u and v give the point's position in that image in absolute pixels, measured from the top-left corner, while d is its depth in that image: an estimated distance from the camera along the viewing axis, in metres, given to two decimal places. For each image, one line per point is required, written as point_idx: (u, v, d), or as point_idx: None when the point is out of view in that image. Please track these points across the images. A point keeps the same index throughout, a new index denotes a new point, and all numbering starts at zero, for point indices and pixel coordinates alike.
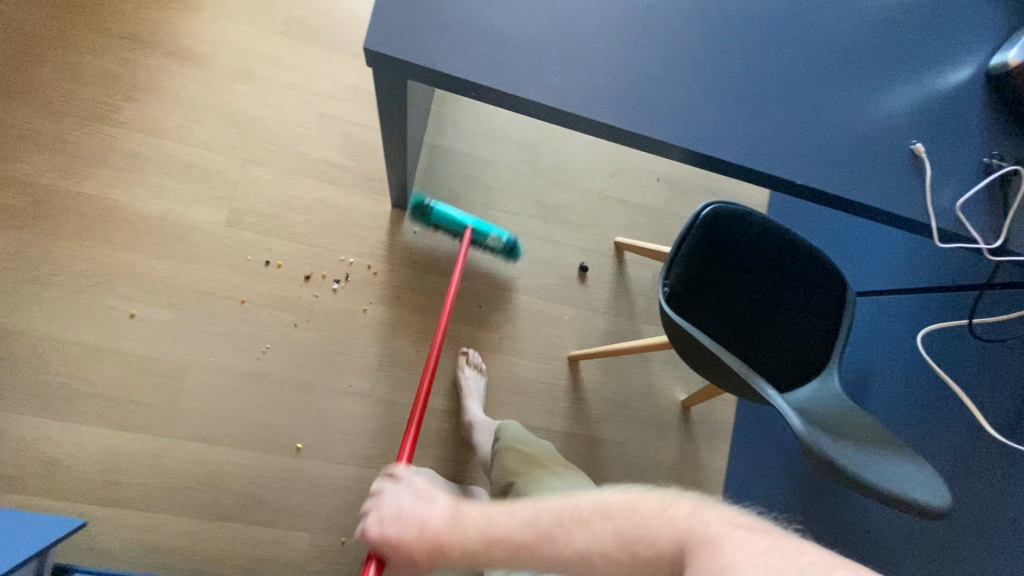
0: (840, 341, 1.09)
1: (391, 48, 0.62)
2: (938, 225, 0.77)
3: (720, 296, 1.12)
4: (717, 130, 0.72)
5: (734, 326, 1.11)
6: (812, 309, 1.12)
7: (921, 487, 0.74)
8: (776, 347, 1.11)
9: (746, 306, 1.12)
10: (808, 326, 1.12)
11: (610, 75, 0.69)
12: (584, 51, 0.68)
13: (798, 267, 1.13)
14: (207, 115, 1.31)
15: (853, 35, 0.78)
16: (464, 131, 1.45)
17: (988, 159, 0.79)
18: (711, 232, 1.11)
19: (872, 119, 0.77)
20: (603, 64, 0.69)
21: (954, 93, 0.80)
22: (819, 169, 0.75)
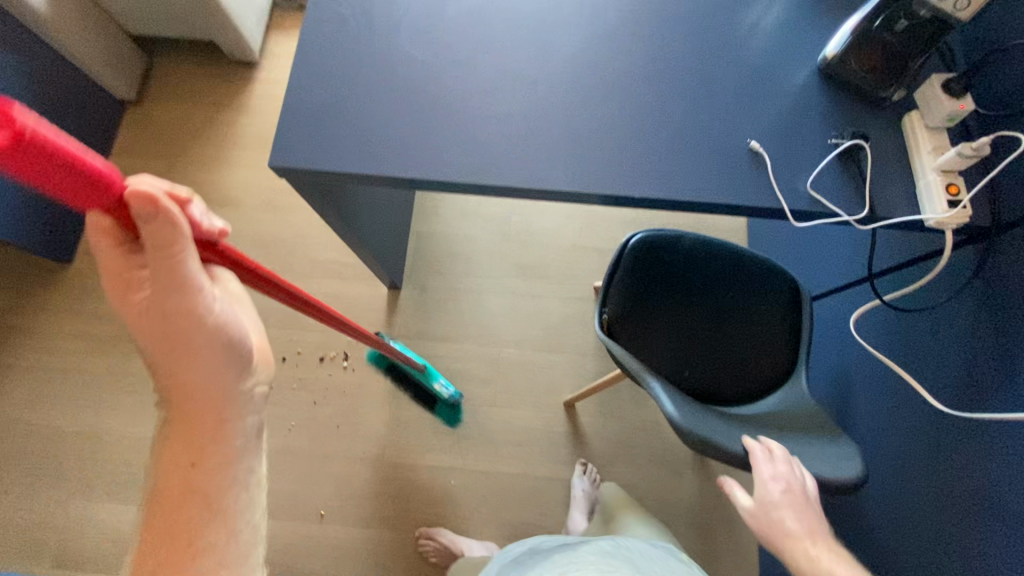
0: (802, 354, 1.10)
1: (290, 163, 0.87)
2: (791, 208, 0.81)
3: (665, 319, 1.14)
4: (551, 166, 0.86)
5: (685, 345, 1.13)
6: (764, 321, 1.13)
7: (825, 465, 0.74)
8: (731, 360, 1.12)
9: (693, 325, 1.14)
10: (763, 333, 1.13)
11: (454, 145, 0.87)
12: (432, 135, 0.88)
13: (742, 278, 1.15)
14: (242, 243, 1.65)
15: (677, 71, 0.89)
16: (442, 217, 1.68)
17: (828, 140, 0.83)
18: (643, 258, 1.15)
19: (704, 129, 0.85)
20: (447, 137, 0.88)
21: (794, 92, 0.86)
22: (654, 181, 0.84)
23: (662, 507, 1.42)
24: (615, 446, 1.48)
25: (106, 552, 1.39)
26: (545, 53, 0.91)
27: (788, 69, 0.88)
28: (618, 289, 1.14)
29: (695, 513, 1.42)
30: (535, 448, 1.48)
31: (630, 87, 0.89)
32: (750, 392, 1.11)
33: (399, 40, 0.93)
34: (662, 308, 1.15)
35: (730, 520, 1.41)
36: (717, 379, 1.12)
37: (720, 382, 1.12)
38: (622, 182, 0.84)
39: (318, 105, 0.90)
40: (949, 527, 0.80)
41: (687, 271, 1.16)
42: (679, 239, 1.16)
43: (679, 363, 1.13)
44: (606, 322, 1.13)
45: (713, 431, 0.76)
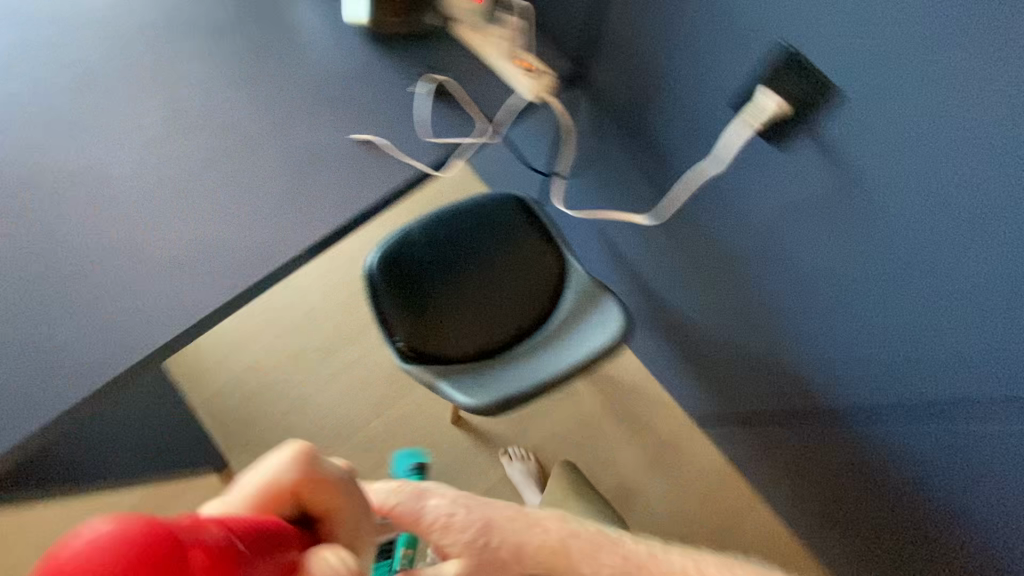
0: (558, 244, 1.19)
1: None
2: (429, 164, 0.82)
3: (449, 303, 1.14)
4: (202, 288, 0.74)
5: (480, 309, 1.15)
6: (516, 241, 1.18)
7: (594, 335, 1.07)
8: (521, 290, 1.17)
9: (473, 288, 1.15)
10: (527, 254, 1.18)
11: (90, 337, 0.69)
12: (54, 347, 0.68)
13: (475, 222, 1.18)
14: None
15: (253, 113, 0.82)
16: (210, 373, 1.48)
17: (411, 89, 0.84)
18: (392, 274, 1.11)
19: (316, 150, 0.81)
20: (60, 349, 0.68)
21: (360, 68, 0.86)
22: (310, 225, 0.78)
23: (584, 429, 1.50)
24: (515, 417, 1.50)
25: None
26: (101, 190, 0.76)
27: (339, 52, 0.86)
28: (392, 314, 1.10)
29: (607, 409, 1.52)
30: (458, 478, 1.43)
31: (216, 161, 0.79)
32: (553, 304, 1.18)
33: None
34: (438, 297, 1.13)
35: (632, 390, 1.53)
36: (523, 316, 1.17)
37: (527, 316, 1.17)
38: (284, 250, 0.76)
39: None
40: (728, 280, 1.05)
41: (432, 251, 1.15)
42: (403, 233, 1.15)
43: (488, 327, 1.15)
44: (406, 349, 1.09)
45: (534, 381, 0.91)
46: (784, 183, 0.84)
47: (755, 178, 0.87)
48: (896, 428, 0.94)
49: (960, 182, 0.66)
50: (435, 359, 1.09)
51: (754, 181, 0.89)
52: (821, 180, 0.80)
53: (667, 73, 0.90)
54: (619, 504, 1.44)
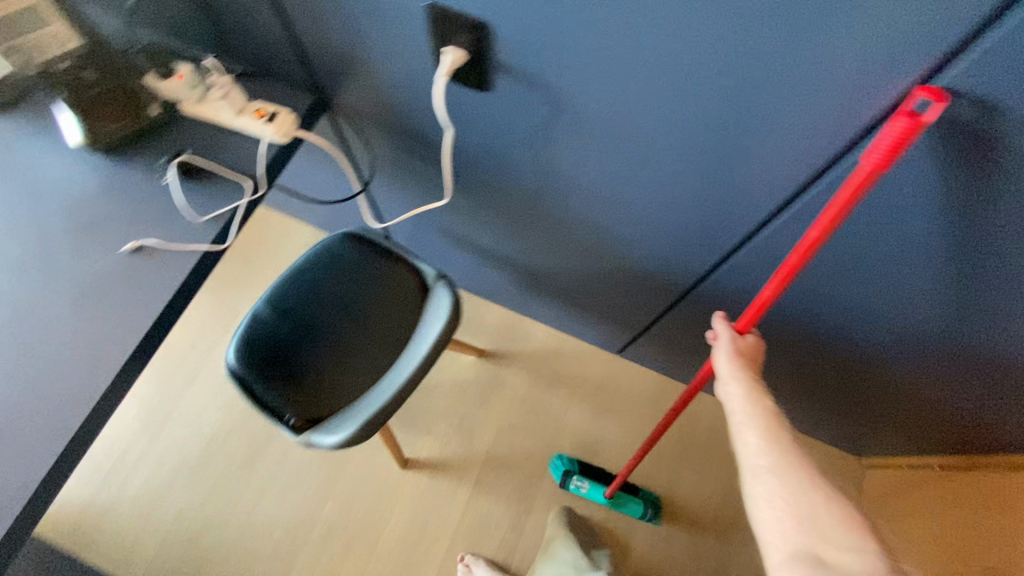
0: (402, 254, 1.18)
1: None
2: (210, 241, 0.80)
3: (325, 360, 1.11)
4: (16, 474, 0.68)
5: (358, 350, 1.13)
6: (363, 272, 1.17)
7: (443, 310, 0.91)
8: (386, 311, 1.15)
9: (343, 335, 1.13)
10: (374, 280, 1.17)
11: None
12: None
13: (317, 276, 1.17)
14: None
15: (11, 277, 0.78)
16: (131, 545, 1.35)
17: (162, 180, 0.83)
18: (257, 357, 1.10)
19: (89, 282, 0.78)
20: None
21: (106, 183, 0.83)
22: (111, 357, 0.74)
23: (527, 409, 1.51)
24: (461, 431, 1.49)
25: None
26: None
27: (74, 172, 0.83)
28: (273, 399, 1.07)
29: (539, 382, 1.54)
30: (431, 516, 1.40)
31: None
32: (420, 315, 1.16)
33: None
34: (313, 361, 1.11)
35: (554, 354, 1.57)
36: (396, 338, 1.14)
37: (401, 338, 1.14)
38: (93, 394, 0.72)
39: None
40: (540, 224, 1.01)
41: (288, 322, 1.13)
42: (253, 321, 1.13)
43: (372, 361, 1.13)
44: (295, 422, 1.06)
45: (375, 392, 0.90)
46: (504, 123, 0.78)
47: (493, 127, 0.80)
48: (744, 287, 0.90)
49: (620, 61, 0.61)
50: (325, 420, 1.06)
51: (495, 142, 0.83)
52: (546, 107, 0.72)
53: (355, 64, 0.82)
54: (587, 459, 1.47)
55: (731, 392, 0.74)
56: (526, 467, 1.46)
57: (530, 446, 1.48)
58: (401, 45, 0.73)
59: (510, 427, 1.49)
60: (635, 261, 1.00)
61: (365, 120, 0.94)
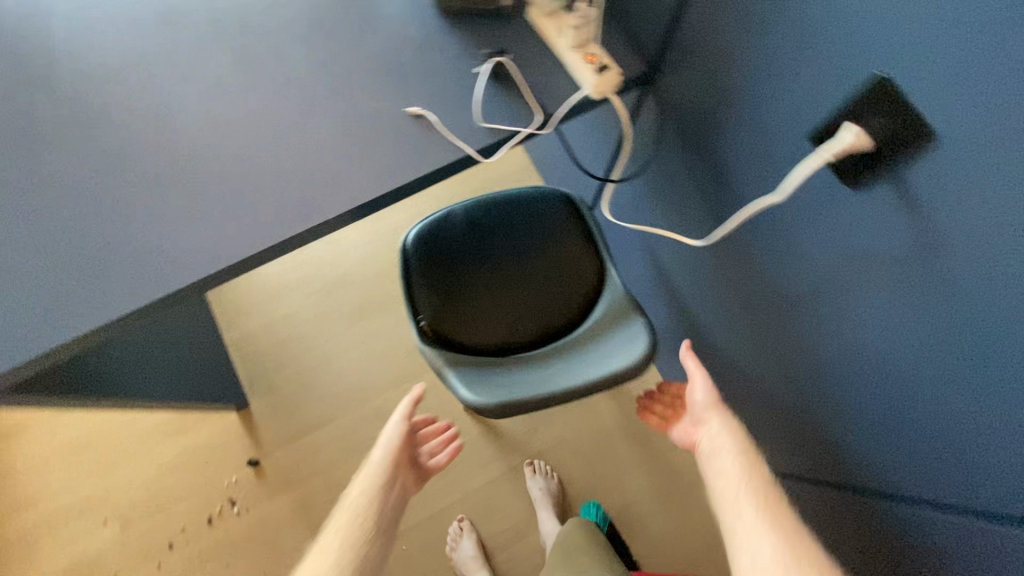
0: (604, 250, 1.14)
1: None
2: (475, 150, 0.78)
3: (481, 292, 1.12)
4: (226, 240, 0.74)
5: (513, 305, 1.12)
6: (560, 242, 1.15)
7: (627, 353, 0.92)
8: (558, 289, 1.13)
9: (508, 282, 1.13)
10: (565, 256, 1.14)
11: (116, 271, 0.72)
12: (85, 268, 0.72)
13: (521, 217, 1.15)
14: (53, 461, 1.42)
15: (314, 75, 0.82)
16: (249, 313, 1.54)
17: (474, 68, 0.82)
18: (430, 253, 1.11)
19: (366, 118, 0.80)
20: (102, 267, 0.72)
21: (427, 42, 0.83)
22: (345, 193, 0.77)
23: (599, 444, 1.45)
24: (530, 418, 1.47)
25: None
26: (162, 127, 0.79)
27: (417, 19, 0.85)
28: (421, 294, 1.09)
29: (625, 430, 1.46)
30: (461, 466, 1.42)
31: (276, 109, 0.80)
32: (580, 313, 1.13)
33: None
34: (471, 287, 1.12)
35: None
36: (549, 319, 1.12)
37: (552, 321, 1.12)
38: (314, 216, 0.76)
39: None
40: (768, 321, 0.91)
41: (473, 240, 1.14)
42: (446, 218, 1.14)
43: (516, 322, 1.12)
44: (426, 330, 1.08)
45: (535, 387, 0.93)
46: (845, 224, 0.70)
47: (827, 218, 0.72)
48: (944, 545, 0.76)
49: None
50: (451, 347, 1.07)
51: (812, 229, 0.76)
52: (907, 243, 0.63)
53: (727, 81, 0.76)
54: (620, 528, 1.39)
55: (723, 458, 0.78)
56: (563, 490, 1.42)
57: (578, 476, 1.43)
58: (806, 87, 0.66)
59: (573, 447, 1.45)
60: (841, 421, 0.87)
61: (682, 126, 0.88)
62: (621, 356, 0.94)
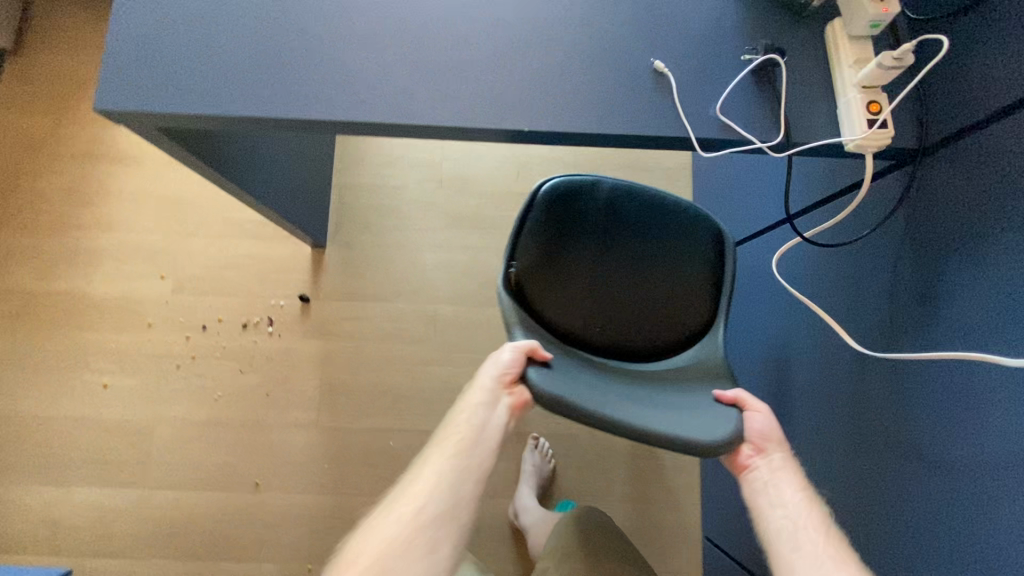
0: (727, 312, 0.98)
1: (113, 100, 0.72)
2: (696, 136, 0.71)
3: (583, 279, 0.98)
4: (419, 99, 0.72)
5: (605, 312, 0.98)
6: (691, 280, 0.99)
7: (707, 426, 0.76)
8: (659, 325, 0.98)
9: (615, 286, 0.99)
10: (684, 289, 0.99)
11: (313, 78, 0.73)
12: (290, 62, 0.73)
13: (666, 231, 1.00)
14: (146, 202, 1.50)
15: None
16: (366, 168, 1.55)
17: (739, 55, 0.74)
18: (558, 207, 0.98)
19: (604, 50, 0.74)
20: (304, 68, 0.73)
21: (702, 8, 0.76)
22: (547, 112, 0.72)
23: (605, 458, 1.42)
24: None
25: (30, 537, 1.34)
26: None
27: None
28: (525, 242, 0.97)
29: (635, 460, 1.42)
30: None
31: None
32: (665, 353, 0.99)
33: None
34: (576, 268, 0.98)
35: (670, 464, 1.43)
36: (631, 342, 0.98)
37: (633, 343, 0.98)
38: (507, 117, 0.72)
39: (152, 31, 0.75)
40: (866, 460, 0.84)
41: (605, 224, 1.00)
42: (592, 185, 0.99)
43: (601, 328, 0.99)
44: (512, 279, 0.97)
45: (591, 399, 0.78)
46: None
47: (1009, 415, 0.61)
48: None
49: None
50: (525, 310, 0.96)
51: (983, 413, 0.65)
52: None
53: (1004, 211, 0.64)
54: None
55: (772, 481, 0.73)
56: (551, 478, 1.41)
57: (571, 475, 1.41)
58: None
59: (580, 448, 1.43)
60: None
61: (911, 228, 0.78)
62: (698, 426, 0.76)
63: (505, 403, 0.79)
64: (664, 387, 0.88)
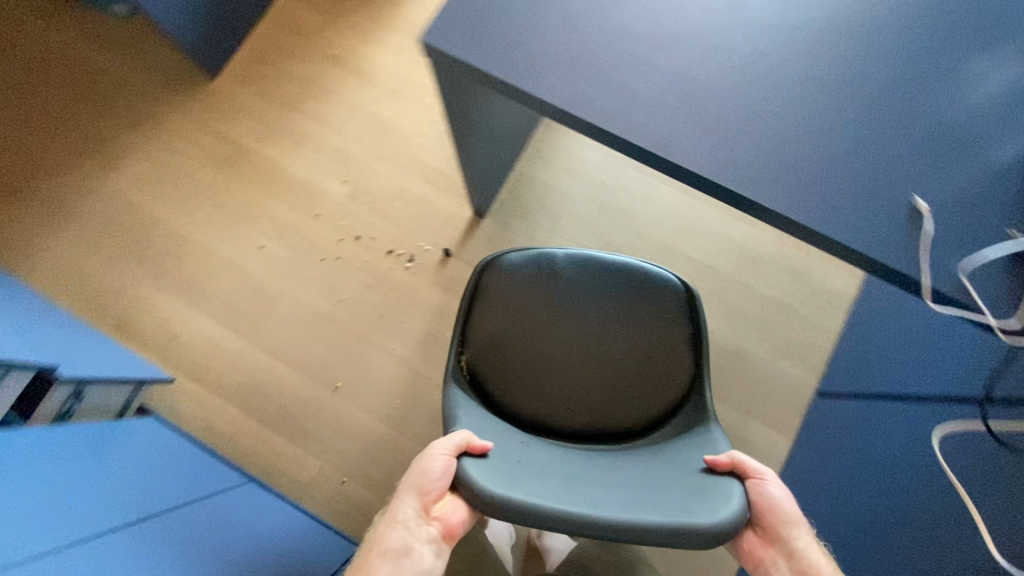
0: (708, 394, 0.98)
1: (436, 38, 0.83)
2: (931, 285, 0.71)
3: (534, 358, 1.02)
4: (684, 141, 0.78)
5: (572, 384, 1.01)
6: (617, 349, 1.02)
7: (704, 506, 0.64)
8: (628, 398, 1.00)
9: (549, 358, 1.02)
10: (655, 364, 1.01)
11: (601, 85, 0.80)
12: (588, 64, 0.81)
13: (571, 293, 1.04)
14: (361, 117, 1.69)
15: (873, 94, 0.77)
16: (551, 167, 1.65)
17: (1011, 227, 0.72)
18: (464, 280, 1.06)
19: (874, 167, 0.75)
20: (598, 75, 0.81)
21: (994, 166, 0.74)
22: (794, 201, 0.75)
23: None
24: None
25: (152, 338, 1.55)
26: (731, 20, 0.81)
27: (992, 117, 0.76)
28: (462, 324, 1.03)
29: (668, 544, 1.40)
30: None
31: (813, 79, 0.78)
32: (648, 425, 1.00)
33: None
34: (536, 345, 1.02)
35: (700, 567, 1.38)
36: (610, 413, 1.00)
37: (608, 416, 1.00)
38: (754, 190, 0.75)
39: None
40: None
41: (514, 297, 1.03)
42: (503, 258, 1.05)
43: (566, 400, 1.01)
44: (465, 366, 1.01)
45: (557, 497, 0.62)
46: None
47: None
48: None
49: None
50: (479, 399, 0.99)
51: None
52: None
53: None
54: None
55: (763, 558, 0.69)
56: None
57: None
58: None
59: None
60: None
61: None
62: (695, 507, 0.63)
63: (428, 534, 0.69)
64: (644, 477, 0.75)
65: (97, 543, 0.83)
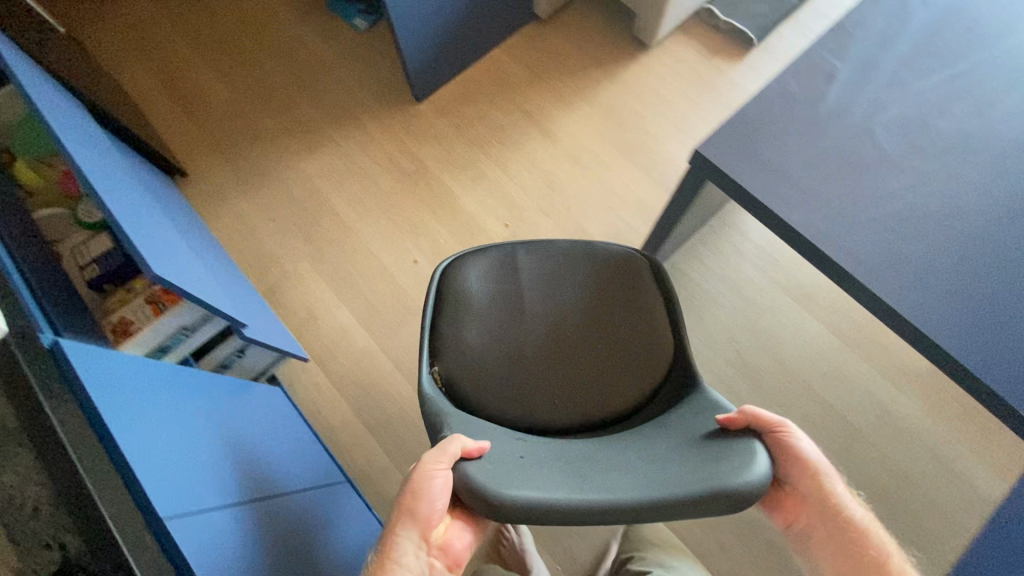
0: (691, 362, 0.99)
1: (710, 152, 0.91)
2: None
3: (512, 355, 1.02)
4: (935, 311, 0.81)
5: (559, 370, 1.02)
6: (590, 337, 1.04)
7: (731, 464, 0.64)
8: (614, 376, 1.01)
9: (536, 350, 1.03)
10: (622, 337, 1.04)
11: (859, 236, 0.86)
12: (849, 214, 0.87)
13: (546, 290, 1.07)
14: (537, 171, 1.79)
15: None
16: (705, 270, 1.68)
17: None
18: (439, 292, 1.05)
19: None
20: (858, 227, 0.87)
21: None
22: None
23: None
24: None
25: (294, 313, 1.65)
26: (998, 215, 0.86)
27: None
28: (439, 339, 1.02)
29: None
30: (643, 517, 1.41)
31: None
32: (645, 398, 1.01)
33: (881, 122, 0.92)
34: (514, 344, 1.03)
35: None
36: (612, 396, 1.00)
37: (611, 396, 1.00)
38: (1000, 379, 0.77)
39: (766, 127, 0.92)
40: None
41: (485, 306, 1.05)
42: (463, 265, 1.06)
43: (556, 387, 1.01)
44: (440, 379, 0.99)
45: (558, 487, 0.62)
46: None
47: None
48: None
49: None
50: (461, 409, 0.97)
51: None
52: None
53: None
54: None
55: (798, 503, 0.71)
56: None
57: None
58: None
59: None
60: None
61: None
62: (722, 467, 0.63)
63: (433, 564, 0.67)
64: (646, 448, 0.76)
65: (231, 520, 0.86)
